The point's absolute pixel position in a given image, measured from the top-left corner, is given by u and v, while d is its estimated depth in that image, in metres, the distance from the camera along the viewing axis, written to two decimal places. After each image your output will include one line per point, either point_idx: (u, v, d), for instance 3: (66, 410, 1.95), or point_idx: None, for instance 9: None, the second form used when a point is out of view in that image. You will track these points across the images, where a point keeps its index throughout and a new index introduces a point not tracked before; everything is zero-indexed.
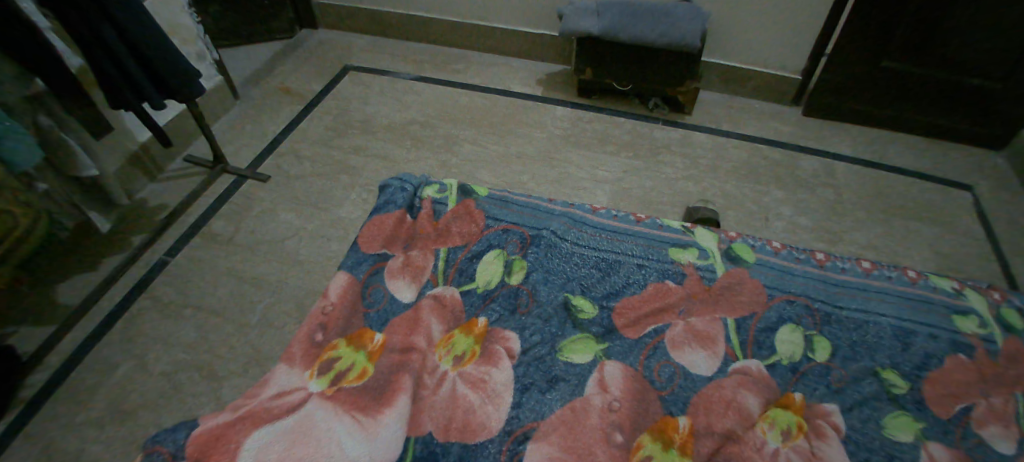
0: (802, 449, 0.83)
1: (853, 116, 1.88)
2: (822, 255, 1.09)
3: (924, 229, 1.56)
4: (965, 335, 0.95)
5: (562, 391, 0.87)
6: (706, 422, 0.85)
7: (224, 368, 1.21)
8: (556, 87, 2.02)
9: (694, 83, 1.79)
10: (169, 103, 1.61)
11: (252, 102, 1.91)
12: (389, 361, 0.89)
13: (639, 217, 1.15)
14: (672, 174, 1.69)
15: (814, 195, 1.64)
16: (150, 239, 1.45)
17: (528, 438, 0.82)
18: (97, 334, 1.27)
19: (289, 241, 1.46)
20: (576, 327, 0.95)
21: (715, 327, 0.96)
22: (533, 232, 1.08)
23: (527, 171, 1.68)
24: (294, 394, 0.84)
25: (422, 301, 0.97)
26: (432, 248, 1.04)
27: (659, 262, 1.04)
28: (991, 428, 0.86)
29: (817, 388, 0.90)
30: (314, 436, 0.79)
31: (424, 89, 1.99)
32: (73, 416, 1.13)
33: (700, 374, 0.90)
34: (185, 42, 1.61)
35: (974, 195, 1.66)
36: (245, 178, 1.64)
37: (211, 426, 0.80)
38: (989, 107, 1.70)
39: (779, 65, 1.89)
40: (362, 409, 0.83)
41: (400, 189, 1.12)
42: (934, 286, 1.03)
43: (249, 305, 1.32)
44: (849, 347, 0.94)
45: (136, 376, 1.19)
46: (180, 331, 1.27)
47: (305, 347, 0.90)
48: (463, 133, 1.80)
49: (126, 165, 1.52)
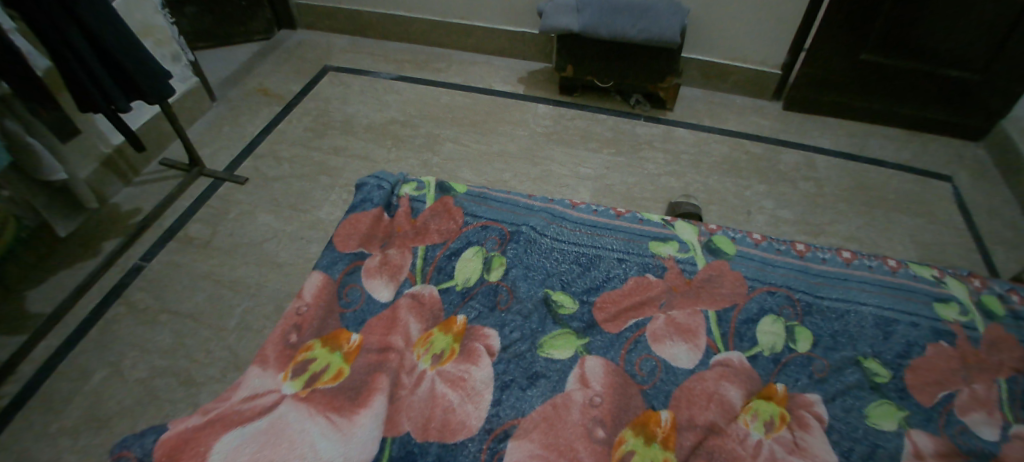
0: (785, 441, 0.83)
1: (832, 109, 1.89)
2: (803, 246, 1.09)
3: (905, 220, 1.57)
4: (946, 322, 0.96)
5: (544, 388, 0.86)
6: (688, 415, 0.84)
7: (202, 373, 1.18)
8: (538, 85, 2.01)
9: (675, 78, 1.79)
10: (142, 106, 1.59)
11: (229, 103, 1.88)
12: (366, 361, 0.87)
13: (620, 211, 1.14)
14: (654, 170, 1.69)
15: (795, 188, 1.65)
16: (125, 243, 1.42)
17: (508, 436, 0.81)
18: (71, 341, 1.23)
19: (268, 243, 1.44)
20: (556, 323, 0.94)
21: (697, 320, 0.95)
22: (513, 228, 1.07)
23: (509, 169, 1.67)
24: (267, 396, 0.82)
25: (400, 299, 0.96)
26: (410, 246, 1.03)
27: (640, 255, 1.04)
28: (974, 415, 0.86)
29: (800, 379, 0.89)
30: (286, 438, 0.77)
31: (405, 89, 1.97)
32: (46, 425, 1.10)
33: (681, 367, 0.89)
34: (159, 43, 1.59)
35: (954, 185, 1.68)
36: (223, 181, 1.61)
37: (179, 430, 0.78)
38: (967, 99, 1.72)
39: (759, 61, 1.89)
40: (338, 410, 0.81)
41: (376, 187, 1.10)
42: (914, 274, 1.04)
43: (228, 309, 1.30)
44: (831, 337, 0.94)
45: (112, 383, 1.16)
46: (157, 336, 1.25)
47: (278, 349, 0.88)
48: (445, 132, 1.79)
49: (99, 168, 1.49)
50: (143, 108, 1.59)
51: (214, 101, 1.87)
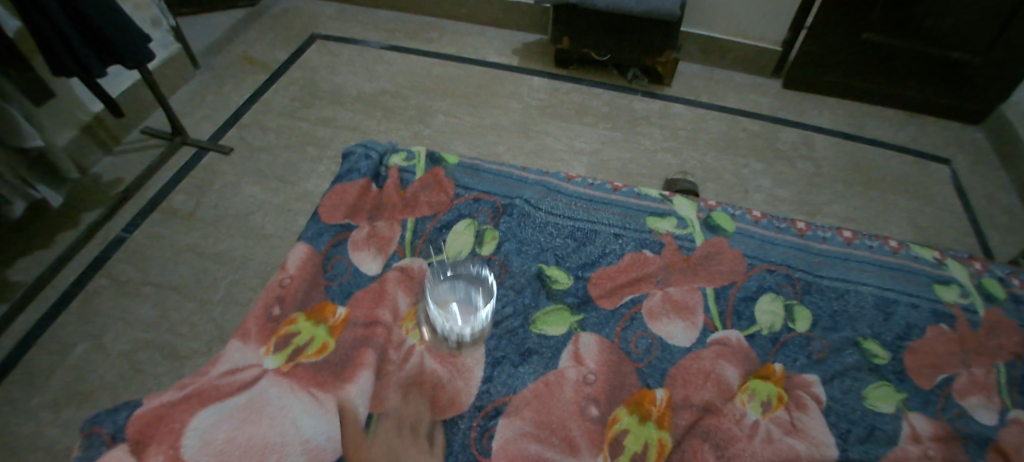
0: (782, 422, 0.80)
1: (833, 89, 1.85)
2: (802, 224, 1.06)
3: (904, 202, 1.55)
4: (945, 305, 0.94)
5: (536, 364, 0.83)
6: (683, 395, 0.82)
7: (186, 347, 1.15)
8: (534, 57, 1.95)
9: (673, 52, 1.74)
10: (123, 73, 1.54)
11: (213, 72, 1.81)
12: (352, 336, 0.84)
13: (617, 185, 1.10)
14: (651, 146, 1.65)
15: (794, 167, 1.62)
16: (106, 214, 1.37)
17: (499, 413, 0.78)
18: (50, 314, 1.19)
19: (254, 216, 1.39)
20: (550, 298, 0.91)
21: (694, 297, 0.92)
22: (506, 201, 1.03)
23: (502, 142, 1.62)
24: (247, 371, 0.79)
25: (388, 274, 0.92)
26: (399, 218, 0.99)
27: (637, 231, 1.01)
28: (972, 399, 0.84)
29: (797, 359, 0.87)
30: (267, 414, 0.74)
31: (396, 59, 1.91)
32: (24, 400, 1.06)
33: (678, 345, 0.87)
34: (138, 7, 1.52)
35: (951, 168, 1.66)
36: (208, 150, 1.55)
37: (154, 407, 0.74)
38: (968, 81, 1.68)
39: (760, 37, 1.84)
40: (321, 385, 0.78)
41: (364, 156, 1.05)
42: (915, 256, 1.01)
43: (212, 282, 1.26)
44: (830, 317, 0.92)
45: (93, 358, 1.13)
46: (139, 310, 1.21)
47: (260, 322, 0.84)
48: (437, 104, 1.73)
49: (77, 136, 1.43)
50: (123, 73, 1.54)
51: (198, 69, 1.80)
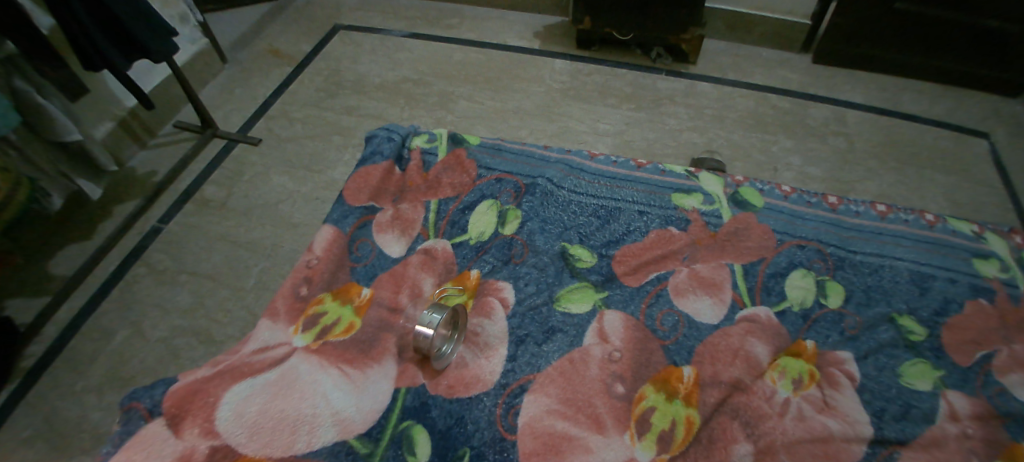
0: (814, 399, 0.79)
1: (865, 62, 1.77)
2: (835, 198, 1.02)
3: (941, 178, 1.48)
4: (985, 279, 0.90)
5: (561, 342, 0.83)
6: (712, 372, 0.81)
7: (221, 332, 1.19)
8: (555, 40, 1.93)
9: (698, 29, 1.70)
10: (154, 68, 1.59)
11: (240, 64, 1.85)
12: (378, 316, 0.86)
13: (640, 162, 1.08)
14: (675, 126, 1.62)
15: (825, 144, 1.56)
16: (144, 205, 1.42)
17: (525, 390, 0.78)
18: (94, 301, 1.25)
19: (283, 204, 1.42)
20: (574, 276, 0.90)
21: (721, 274, 0.90)
22: (528, 181, 1.02)
23: (525, 126, 1.61)
24: (278, 349, 0.82)
25: (412, 256, 0.93)
26: (422, 200, 1.00)
27: (662, 207, 0.99)
28: (1014, 376, 0.81)
29: (830, 336, 0.85)
30: (299, 389, 0.77)
31: (417, 46, 1.91)
32: (72, 383, 1.12)
33: (705, 323, 0.86)
34: (167, 4, 1.56)
35: (991, 142, 1.58)
36: (237, 142, 1.59)
37: (189, 382, 0.77)
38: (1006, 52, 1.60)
39: (788, 11, 1.77)
40: (350, 362, 0.80)
41: (387, 139, 1.06)
42: (953, 229, 0.97)
43: (243, 269, 1.30)
44: (864, 292, 0.89)
45: (135, 343, 1.17)
46: (176, 296, 1.25)
47: (289, 301, 0.87)
48: (459, 90, 1.73)
49: (113, 131, 1.48)
50: (153, 69, 1.58)
51: (226, 63, 1.84)
